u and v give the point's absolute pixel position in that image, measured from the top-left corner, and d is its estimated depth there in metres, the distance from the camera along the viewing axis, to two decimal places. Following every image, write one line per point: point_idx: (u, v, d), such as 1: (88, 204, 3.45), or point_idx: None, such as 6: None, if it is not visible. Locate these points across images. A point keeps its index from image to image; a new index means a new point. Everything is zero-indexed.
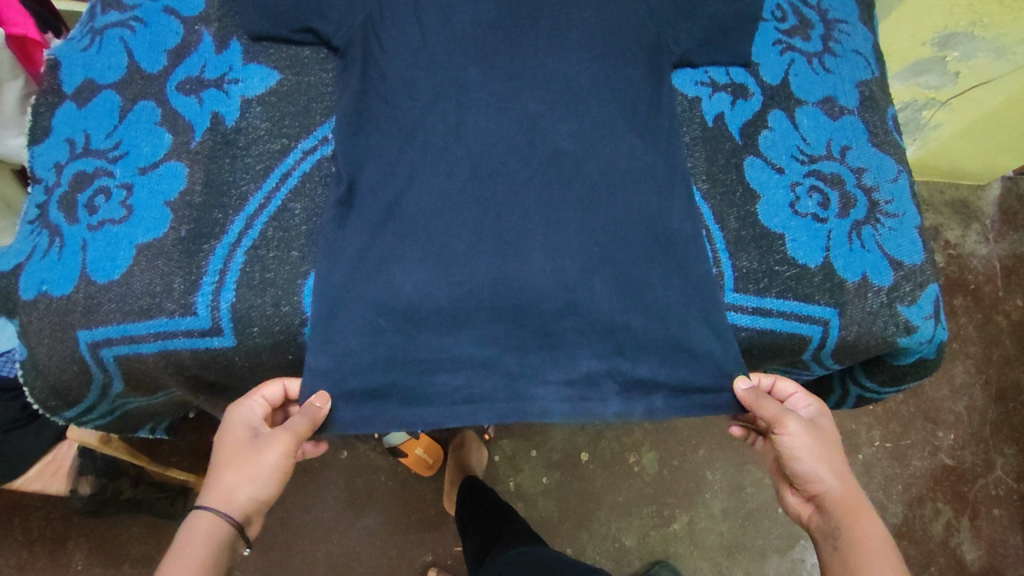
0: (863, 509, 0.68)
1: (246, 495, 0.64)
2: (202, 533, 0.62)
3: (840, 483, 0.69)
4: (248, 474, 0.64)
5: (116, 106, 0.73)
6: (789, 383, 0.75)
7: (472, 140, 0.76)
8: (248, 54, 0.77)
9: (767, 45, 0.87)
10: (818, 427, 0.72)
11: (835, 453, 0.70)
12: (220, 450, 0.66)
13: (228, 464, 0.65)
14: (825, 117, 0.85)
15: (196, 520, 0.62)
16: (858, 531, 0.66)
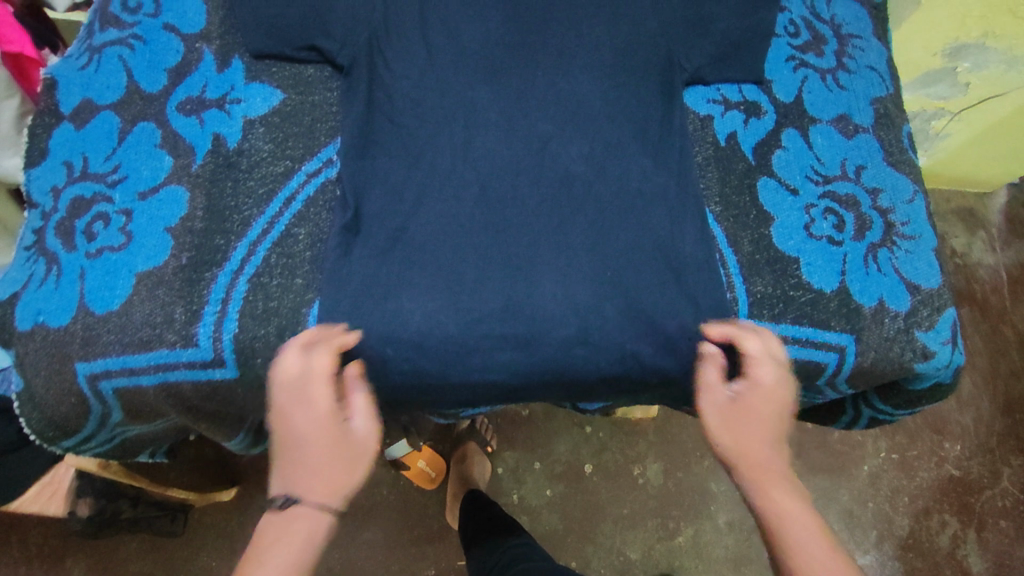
0: (778, 479, 0.64)
1: (346, 488, 0.61)
2: (299, 531, 0.58)
3: (747, 460, 0.65)
4: (343, 463, 0.61)
5: (115, 128, 0.71)
6: (755, 344, 0.68)
7: (479, 161, 0.75)
8: (250, 73, 0.76)
9: (780, 61, 0.86)
10: (750, 399, 0.67)
11: (762, 423, 0.66)
12: (298, 432, 0.60)
13: (316, 451, 0.60)
14: (840, 135, 0.83)
15: (301, 520, 0.59)
16: (771, 508, 0.63)
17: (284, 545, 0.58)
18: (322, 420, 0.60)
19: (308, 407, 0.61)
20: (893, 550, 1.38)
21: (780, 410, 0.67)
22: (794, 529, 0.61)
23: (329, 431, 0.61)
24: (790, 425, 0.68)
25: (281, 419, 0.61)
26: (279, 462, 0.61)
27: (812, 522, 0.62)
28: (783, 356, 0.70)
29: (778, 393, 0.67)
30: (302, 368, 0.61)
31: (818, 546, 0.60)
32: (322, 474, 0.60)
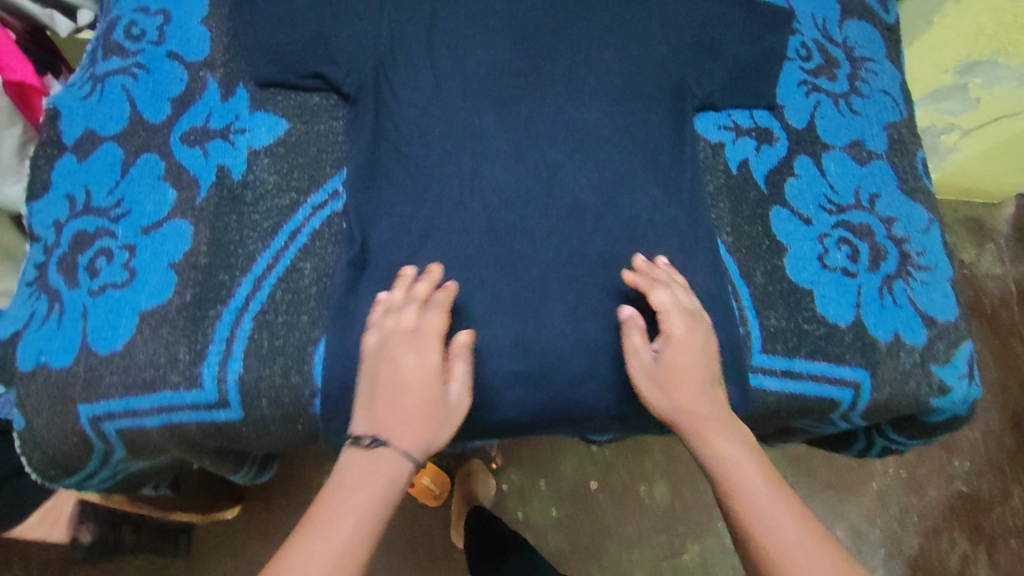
0: (720, 423, 0.62)
1: (430, 443, 0.58)
2: (384, 473, 0.55)
3: (685, 415, 0.62)
4: (437, 419, 0.59)
5: (119, 160, 0.70)
6: (663, 294, 0.65)
7: (487, 191, 0.73)
8: (255, 101, 0.74)
9: (792, 86, 0.84)
10: (672, 351, 0.64)
11: (691, 372, 0.63)
12: (402, 376, 0.59)
13: (415, 399, 0.58)
14: (854, 163, 0.81)
15: (387, 462, 0.55)
16: (715, 458, 0.60)
17: (367, 485, 0.54)
18: (429, 370, 0.59)
19: (417, 355, 0.60)
20: (903, 569, 1.36)
21: (703, 355, 0.65)
22: (741, 470, 0.58)
23: (430, 383, 0.60)
24: (716, 367, 0.66)
25: (385, 362, 0.60)
26: (369, 404, 0.59)
27: (759, 461, 0.60)
28: (693, 301, 0.68)
29: (695, 339, 0.65)
30: (414, 320, 0.61)
31: (768, 485, 0.57)
32: (416, 423, 0.58)
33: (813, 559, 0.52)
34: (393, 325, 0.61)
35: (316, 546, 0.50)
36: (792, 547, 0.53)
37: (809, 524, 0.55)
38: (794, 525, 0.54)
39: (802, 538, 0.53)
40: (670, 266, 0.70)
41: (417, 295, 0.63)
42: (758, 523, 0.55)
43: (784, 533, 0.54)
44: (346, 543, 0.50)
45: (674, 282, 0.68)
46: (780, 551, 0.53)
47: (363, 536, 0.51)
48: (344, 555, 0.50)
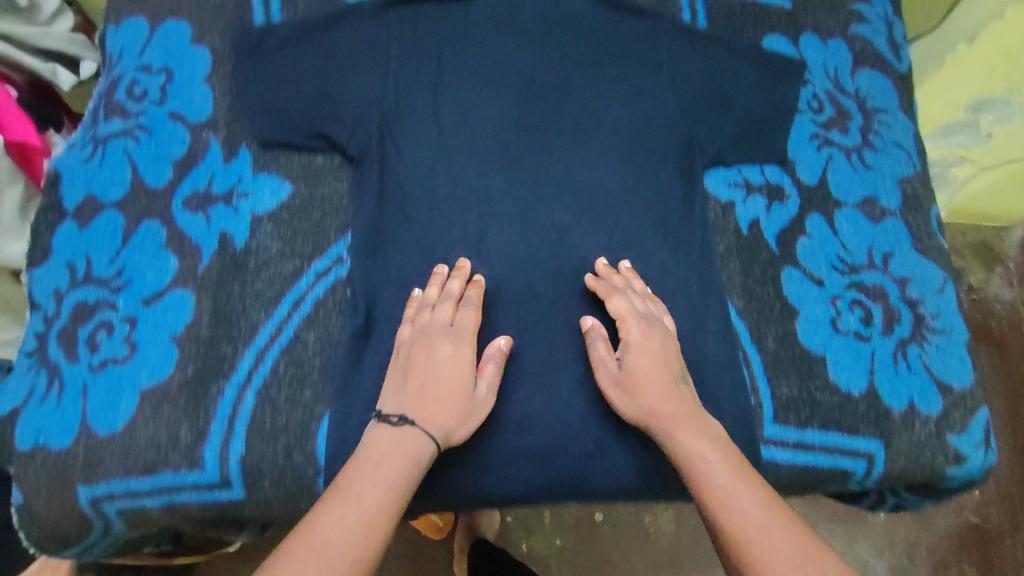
0: (687, 419, 0.62)
1: (450, 429, 0.60)
2: (410, 450, 0.57)
3: (652, 416, 0.62)
4: (464, 409, 0.61)
5: (120, 228, 0.69)
6: (620, 300, 0.67)
7: (494, 254, 0.73)
8: (258, 163, 0.73)
9: (803, 140, 0.82)
10: (633, 357, 0.65)
11: (652, 375, 0.64)
12: (433, 364, 0.62)
13: (447, 387, 0.61)
14: (868, 220, 0.79)
15: (412, 439, 0.57)
16: (682, 451, 0.60)
17: (392, 458, 0.56)
18: (459, 362, 0.62)
19: (451, 346, 0.63)
20: None
21: (664, 358, 0.66)
22: (708, 462, 0.58)
23: (460, 374, 0.62)
24: (682, 366, 0.67)
25: (419, 350, 0.63)
26: (398, 388, 0.61)
27: (728, 454, 0.59)
28: (653, 306, 0.69)
29: (654, 343, 0.66)
30: (449, 316, 0.65)
31: (734, 476, 0.57)
32: (444, 409, 0.60)
33: (778, 543, 0.51)
34: (427, 319, 0.65)
35: (341, 511, 0.51)
36: (759, 534, 0.52)
37: (775, 511, 0.54)
38: (759, 512, 0.53)
39: (768, 524, 0.53)
40: (632, 271, 0.72)
41: (450, 292, 0.66)
42: (721, 504, 0.55)
43: (748, 520, 0.53)
44: (369, 511, 0.52)
45: (635, 289, 0.70)
46: (745, 538, 0.52)
47: (387, 506, 0.53)
48: (366, 521, 0.51)
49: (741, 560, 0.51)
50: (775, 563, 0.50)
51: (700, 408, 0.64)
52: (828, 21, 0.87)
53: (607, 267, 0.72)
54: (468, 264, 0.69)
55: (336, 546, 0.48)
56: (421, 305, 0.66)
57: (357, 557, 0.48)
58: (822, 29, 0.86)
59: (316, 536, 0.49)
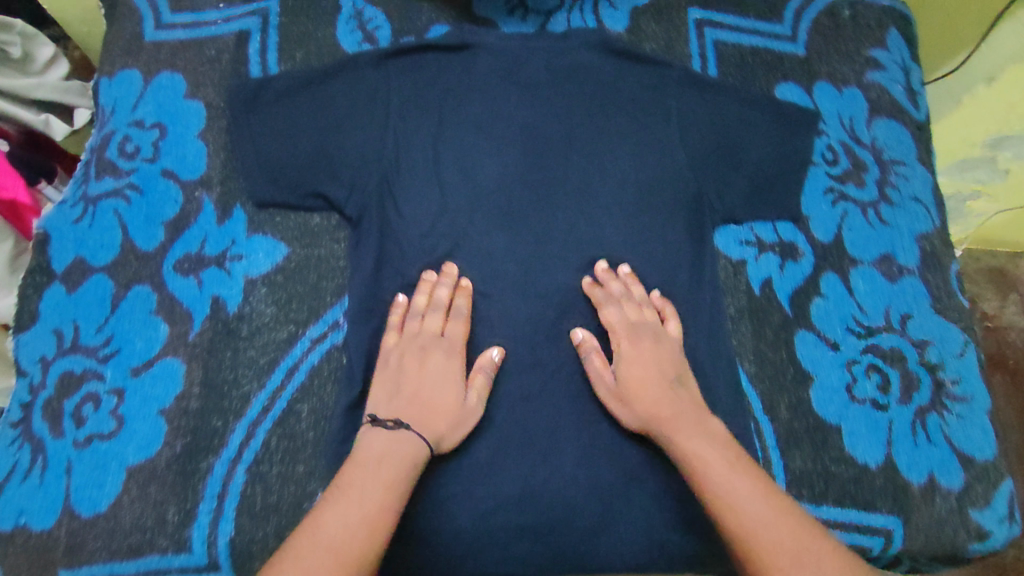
0: (686, 421, 0.60)
1: (441, 435, 0.60)
2: (405, 451, 0.56)
3: (652, 419, 0.62)
4: (454, 417, 0.62)
5: (109, 293, 0.67)
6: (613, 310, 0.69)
7: (495, 319, 0.71)
8: (252, 223, 0.71)
9: (817, 194, 0.79)
10: (626, 364, 0.65)
11: (647, 379, 0.64)
12: (423, 372, 0.63)
13: (439, 394, 0.62)
14: (885, 280, 0.76)
15: (405, 440, 0.57)
16: (681, 450, 0.58)
17: (390, 456, 0.55)
18: (447, 370, 0.63)
19: (444, 357, 0.64)
20: None
21: (660, 362, 0.66)
22: (703, 460, 0.56)
23: (452, 383, 0.63)
24: (683, 366, 0.66)
25: (412, 359, 0.63)
26: (388, 396, 0.61)
27: (730, 450, 0.57)
28: (649, 312, 0.70)
29: (646, 351, 0.66)
30: (440, 326, 0.66)
31: (735, 473, 0.55)
32: (437, 416, 0.61)
33: (779, 539, 0.49)
34: (418, 328, 0.65)
35: (344, 509, 0.50)
36: (760, 532, 0.50)
37: (778, 507, 0.52)
38: (760, 508, 0.51)
39: (769, 521, 0.51)
40: (633, 275, 0.72)
41: (440, 300, 0.67)
42: (721, 498, 0.53)
43: (748, 514, 0.51)
44: (372, 510, 0.51)
45: (632, 295, 0.70)
46: (746, 536, 0.50)
47: (388, 504, 0.52)
48: (369, 519, 0.50)
49: (746, 560, 0.49)
50: (775, 556, 0.48)
51: (703, 407, 0.63)
52: (843, 68, 0.84)
53: (605, 271, 0.72)
54: (455, 269, 0.69)
55: (343, 545, 0.48)
56: (411, 313, 0.66)
57: (363, 555, 0.48)
58: (836, 77, 0.84)
59: (321, 536, 0.48)
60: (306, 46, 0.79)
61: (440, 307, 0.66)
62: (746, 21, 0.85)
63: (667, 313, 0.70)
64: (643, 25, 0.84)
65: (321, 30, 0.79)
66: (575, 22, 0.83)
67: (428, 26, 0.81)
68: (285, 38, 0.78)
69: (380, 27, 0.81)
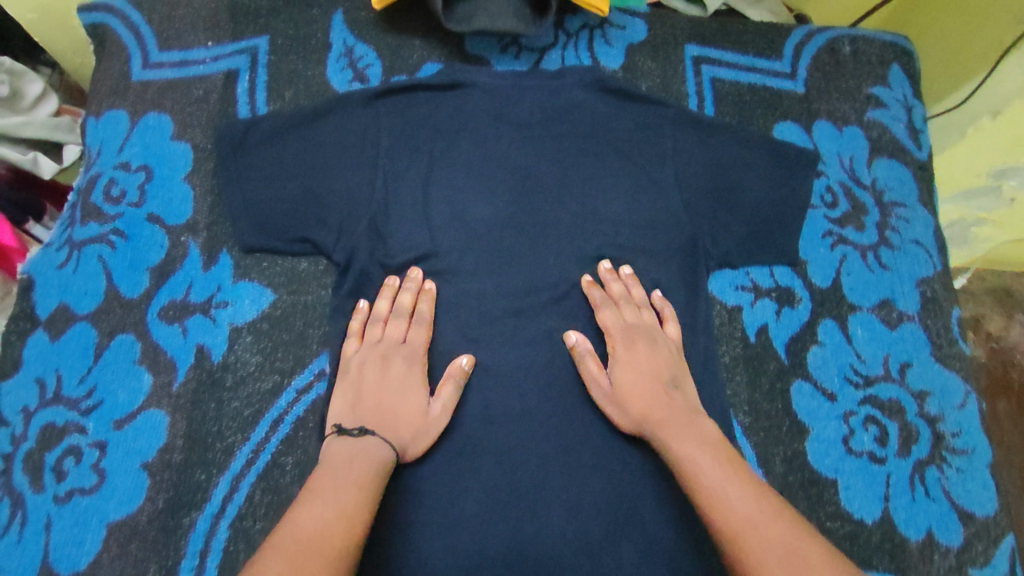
0: (679, 426, 0.62)
1: (406, 444, 0.62)
2: (372, 456, 0.58)
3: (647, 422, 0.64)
4: (418, 426, 0.63)
5: (92, 342, 0.66)
6: (608, 313, 0.70)
7: (483, 366, 0.69)
8: (238, 269, 0.70)
9: (815, 237, 0.77)
10: (619, 370, 0.68)
11: (640, 383, 0.67)
12: (389, 383, 0.64)
13: (402, 403, 0.64)
14: (884, 326, 0.74)
15: (370, 449, 0.59)
16: (673, 452, 0.60)
17: (358, 460, 0.57)
18: (411, 380, 0.65)
19: (406, 366, 0.66)
20: None
21: (654, 367, 0.68)
22: (694, 461, 0.58)
23: (414, 391, 0.65)
24: (680, 368, 0.68)
25: (373, 366, 0.65)
26: (355, 405, 0.63)
27: (720, 453, 0.59)
28: (648, 315, 0.71)
29: (640, 356, 0.68)
30: (402, 333, 0.67)
31: (723, 472, 0.57)
32: (401, 423, 0.62)
33: (769, 538, 0.51)
34: (379, 336, 0.67)
35: (320, 505, 0.52)
36: (749, 530, 0.51)
37: (768, 506, 0.53)
38: (750, 509, 0.53)
39: (758, 521, 0.52)
40: (633, 275, 0.73)
41: (403, 307, 0.68)
42: (711, 496, 0.55)
43: (736, 510, 0.53)
44: (347, 506, 0.53)
45: (632, 298, 0.71)
46: (734, 529, 0.52)
47: (362, 500, 0.54)
48: (346, 516, 0.52)
49: (736, 558, 0.51)
50: (760, 550, 0.50)
51: (698, 410, 0.65)
52: (843, 106, 0.83)
53: (609, 272, 0.73)
54: (419, 274, 0.69)
55: (323, 538, 0.50)
56: (372, 320, 0.67)
57: (342, 548, 0.50)
58: (836, 115, 0.82)
59: (300, 533, 0.50)
60: (295, 85, 0.78)
61: (402, 314, 0.68)
62: (744, 58, 0.84)
63: (666, 315, 0.71)
64: (638, 62, 0.82)
65: (311, 69, 0.78)
66: (570, 60, 0.81)
67: (420, 64, 0.80)
68: (274, 77, 0.77)
69: (371, 65, 0.79)
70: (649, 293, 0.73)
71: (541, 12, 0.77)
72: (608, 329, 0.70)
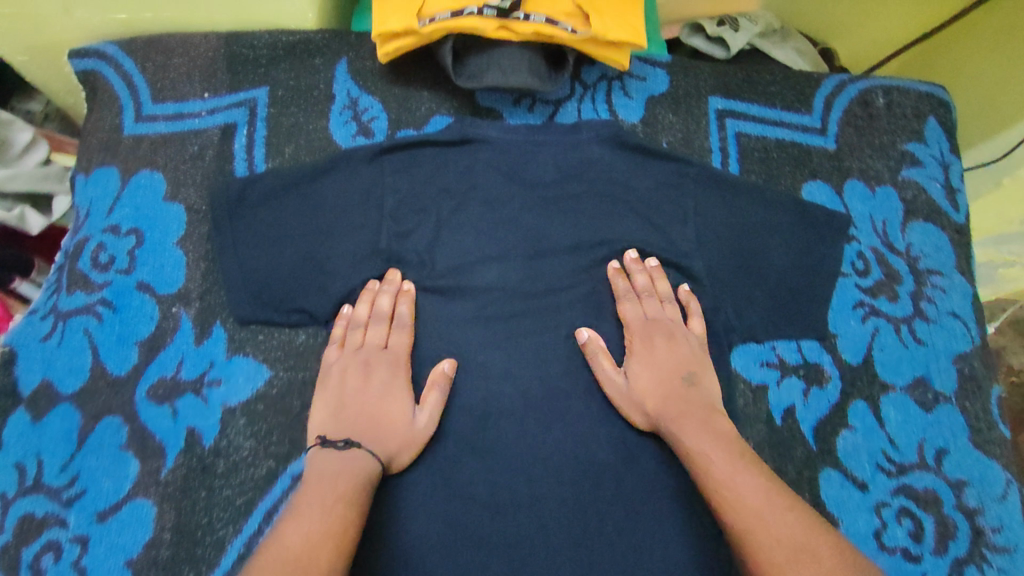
0: (694, 420, 0.61)
1: (390, 453, 0.60)
2: (359, 466, 0.57)
3: (663, 413, 0.63)
4: (402, 438, 0.61)
5: (75, 426, 0.62)
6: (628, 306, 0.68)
7: (490, 447, 0.64)
8: (232, 342, 0.66)
9: (845, 308, 0.73)
10: (635, 367, 0.66)
11: (656, 379, 0.65)
12: (371, 391, 0.63)
13: (387, 412, 0.62)
14: (919, 409, 0.69)
15: (355, 460, 0.58)
16: (689, 448, 0.59)
17: (343, 475, 0.56)
18: (396, 388, 0.63)
19: (389, 372, 0.64)
20: None
21: (672, 362, 0.66)
22: (707, 457, 0.57)
23: (398, 398, 0.63)
24: (700, 364, 0.66)
25: (354, 375, 0.64)
26: (340, 414, 0.61)
27: (734, 448, 0.59)
28: (671, 309, 0.69)
29: (658, 351, 0.66)
30: (383, 338, 0.65)
31: (737, 468, 0.56)
32: (387, 433, 0.61)
33: (779, 531, 0.51)
34: (359, 342, 0.65)
35: (304, 522, 0.52)
36: (757, 526, 0.52)
37: (777, 499, 0.54)
38: (762, 505, 0.53)
39: (767, 515, 0.52)
40: (660, 268, 0.70)
41: (382, 311, 0.66)
42: (725, 494, 0.55)
43: (750, 509, 0.53)
44: (335, 524, 0.52)
45: (655, 291, 0.69)
46: (748, 530, 0.52)
47: (350, 517, 0.53)
48: (332, 531, 0.52)
49: (747, 555, 0.51)
50: (772, 551, 0.50)
51: (714, 406, 0.63)
52: (876, 164, 0.78)
53: (635, 261, 0.70)
54: (397, 275, 0.67)
55: (308, 558, 0.49)
56: (352, 326, 0.66)
57: (329, 564, 0.49)
58: (869, 174, 0.77)
59: (286, 551, 0.49)
60: (296, 139, 0.73)
61: (381, 319, 0.66)
62: (772, 111, 0.79)
63: (691, 310, 0.69)
64: (659, 115, 0.78)
65: (312, 122, 0.74)
66: (587, 114, 0.77)
67: (428, 117, 0.76)
68: (273, 132, 0.73)
69: (377, 118, 0.75)
70: (676, 286, 0.71)
71: (557, 67, 0.72)
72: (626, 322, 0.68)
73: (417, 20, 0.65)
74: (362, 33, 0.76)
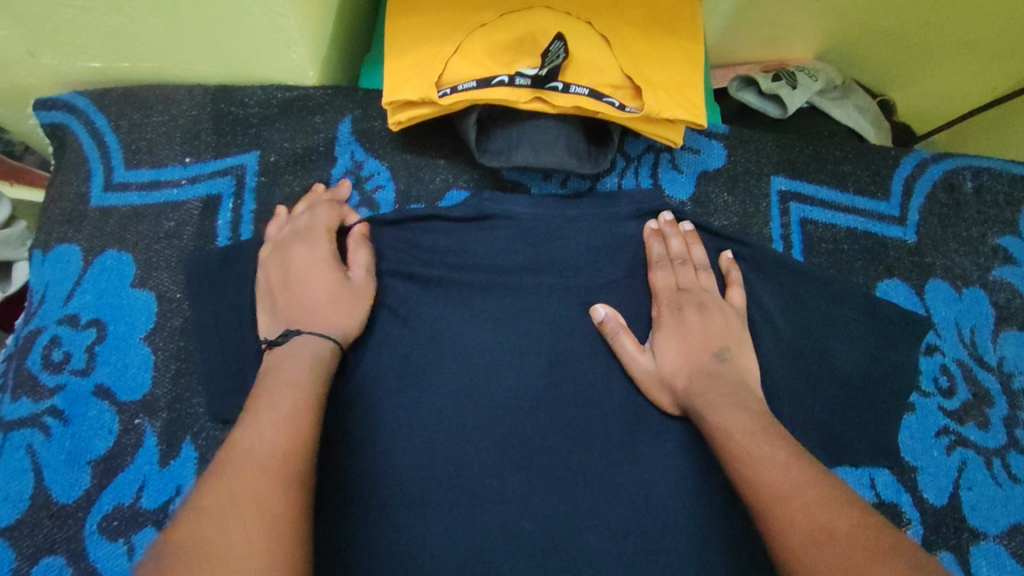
0: (721, 396, 0.52)
1: (338, 322, 0.53)
2: (306, 349, 0.49)
3: (693, 386, 0.53)
4: (343, 299, 0.54)
5: (8, 569, 0.51)
6: (661, 272, 0.60)
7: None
8: (204, 463, 0.55)
9: (928, 435, 0.61)
10: (662, 343, 0.56)
11: (684, 355, 0.56)
12: (299, 266, 0.55)
13: (321, 283, 0.54)
14: (1016, 563, 0.59)
15: (297, 340, 0.50)
16: (723, 429, 0.50)
17: (289, 359, 0.48)
18: (324, 257, 0.56)
19: (315, 246, 0.57)
20: None
21: (704, 334, 0.56)
22: (724, 435, 0.49)
23: (328, 263, 0.56)
24: (735, 341, 0.57)
25: (281, 262, 0.56)
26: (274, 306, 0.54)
27: (764, 422, 0.50)
28: (707, 278, 0.60)
29: (688, 323, 0.57)
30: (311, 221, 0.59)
31: (756, 441, 0.48)
32: (326, 302, 0.53)
33: (795, 511, 0.42)
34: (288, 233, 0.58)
35: (257, 416, 0.43)
36: (794, 498, 0.43)
37: (801, 472, 0.45)
38: (778, 475, 0.44)
39: (788, 490, 0.43)
40: (695, 232, 0.62)
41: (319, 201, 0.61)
42: (749, 468, 0.46)
43: (768, 481, 0.44)
44: (287, 411, 0.44)
45: (689, 257, 0.61)
46: (764, 507, 0.43)
47: (306, 409, 0.44)
48: (291, 418, 0.43)
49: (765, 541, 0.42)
50: (785, 525, 0.41)
51: (750, 385, 0.54)
52: (963, 261, 0.67)
53: (670, 224, 0.62)
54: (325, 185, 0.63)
55: (265, 450, 0.40)
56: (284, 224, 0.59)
57: (288, 456, 0.40)
58: (955, 273, 0.67)
59: (238, 445, 0.41)
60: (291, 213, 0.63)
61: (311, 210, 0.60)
62: (843, 195, 0.68)
63: (732, 280, 0.60)
64: (712, 194, 0.67)
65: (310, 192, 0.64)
66: None
67: (444, 190, 0.65)
68: (265, 206, 0.63)
69: (382, 187, 0.65)
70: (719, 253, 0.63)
71: (599, 142, 0.61)
72: (654, 286, 0.60)
73: (437, 91, 0.54)
74: (370, 90, 0.66)
